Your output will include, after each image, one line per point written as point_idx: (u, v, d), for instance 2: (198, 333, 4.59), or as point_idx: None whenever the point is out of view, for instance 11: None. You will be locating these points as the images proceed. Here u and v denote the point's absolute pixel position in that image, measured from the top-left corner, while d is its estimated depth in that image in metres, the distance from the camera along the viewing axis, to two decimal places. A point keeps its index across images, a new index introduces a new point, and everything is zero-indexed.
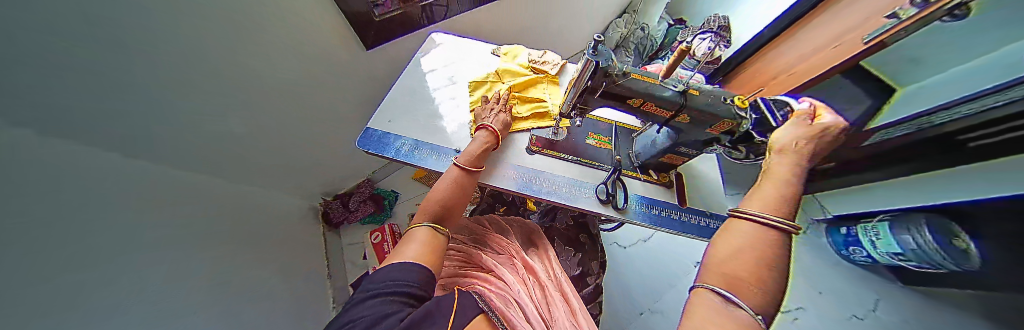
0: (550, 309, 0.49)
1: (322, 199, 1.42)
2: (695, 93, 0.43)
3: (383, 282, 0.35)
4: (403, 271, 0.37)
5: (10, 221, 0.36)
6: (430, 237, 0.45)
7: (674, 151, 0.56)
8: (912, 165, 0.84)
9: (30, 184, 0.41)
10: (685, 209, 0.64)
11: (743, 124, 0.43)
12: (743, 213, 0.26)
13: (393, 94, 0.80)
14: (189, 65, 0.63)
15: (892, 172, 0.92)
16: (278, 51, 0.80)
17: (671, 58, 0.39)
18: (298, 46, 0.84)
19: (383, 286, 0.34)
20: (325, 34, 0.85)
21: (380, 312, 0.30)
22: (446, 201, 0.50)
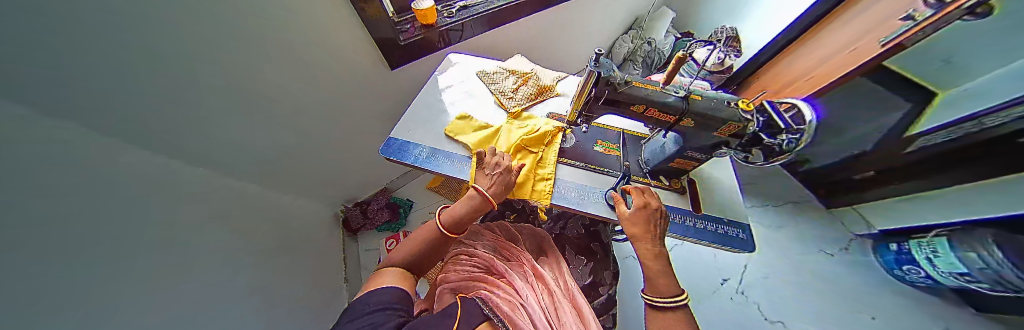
0: (560, 316, 0.48)
1: (343, 207, 1.50)
2: (697, 98, 0.44)
3: (366, 304, 0.40)
4: (380, 295, 0.41)
5: (64, 216, 0.40)
6: (401, 277, 0.49)
7: (683, 156, 0.56)
8: (970, 168, 0.76)
9: (96, 183, 0.48)
10: (699, 216, 0.62)
11: (749, 126, 0.45)
12: (657, 301, 0.41)
13: (412, 108, 0.87)
14: (231, 85, 0.72)
15: (943, 179, 0.84)
16: (313, 74, 0.90)
17: (670, 67, 0.41)
18: (329, 68, 0.94)
19: (367, 308, 0.39)
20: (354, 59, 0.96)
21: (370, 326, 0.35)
22: (416, 255, 0.53)
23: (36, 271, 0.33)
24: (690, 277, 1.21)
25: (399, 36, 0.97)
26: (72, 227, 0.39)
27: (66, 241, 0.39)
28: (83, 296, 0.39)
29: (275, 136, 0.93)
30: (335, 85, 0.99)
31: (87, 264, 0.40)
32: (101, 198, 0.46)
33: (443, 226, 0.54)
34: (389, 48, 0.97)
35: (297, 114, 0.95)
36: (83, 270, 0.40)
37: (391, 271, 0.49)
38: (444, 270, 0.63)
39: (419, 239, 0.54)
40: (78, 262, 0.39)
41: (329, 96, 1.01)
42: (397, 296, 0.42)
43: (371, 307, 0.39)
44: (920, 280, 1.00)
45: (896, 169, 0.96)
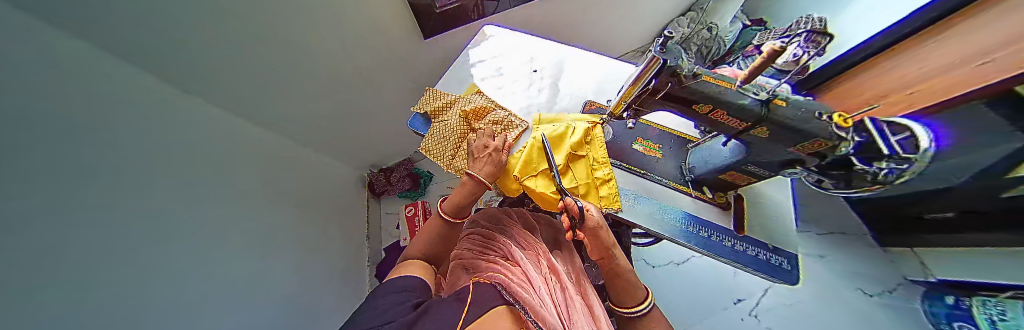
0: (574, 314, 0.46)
1: (369, 171, 1.61)
2: (781, 104, 0.36)
3: (386, 289, 0.41)
4: (401, 281, 0.43)
5: (59, 161, 0.42)
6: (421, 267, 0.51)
7: (741, 170, 0.50)
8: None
9: (97, 123, 0.49)
10: (742, 238, 0.57)
11: (841, 146, 0.36)
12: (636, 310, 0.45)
13: (444, 81, 0.85)
14: (239, 43, 0.70)
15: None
16: (330, 34, 0.88)
17: (758, 61, 0.32)
18: (348, 30, 0.91)
19: (386, 291, 0.40)
20: (386, 23, 0.94)
21: (390, 305, 0.37)
22: (429, 250, 0.57)
23: (9, 219, 0.34)
24: (699, 291, 1.18)
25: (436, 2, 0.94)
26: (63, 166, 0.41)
27: (53, 189, 0.40)
28: (63, 235, 0.40)
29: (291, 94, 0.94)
30: (358, 51, 0.98)
31: (71, 211, 0.43)
32: (92, 141, 0.47)
33: (444, 212, 0.54)
34: (424, 14, 0.95)
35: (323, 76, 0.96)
36: (77, 216, 0.43)
37: (410, 265, 0.50)
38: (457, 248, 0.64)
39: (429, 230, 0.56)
40: (61, 204, 0.41)
41: (355, 61, 1.00)
42: (417, 283, 0.44)
43: (388, 290, 0.41)
44: None
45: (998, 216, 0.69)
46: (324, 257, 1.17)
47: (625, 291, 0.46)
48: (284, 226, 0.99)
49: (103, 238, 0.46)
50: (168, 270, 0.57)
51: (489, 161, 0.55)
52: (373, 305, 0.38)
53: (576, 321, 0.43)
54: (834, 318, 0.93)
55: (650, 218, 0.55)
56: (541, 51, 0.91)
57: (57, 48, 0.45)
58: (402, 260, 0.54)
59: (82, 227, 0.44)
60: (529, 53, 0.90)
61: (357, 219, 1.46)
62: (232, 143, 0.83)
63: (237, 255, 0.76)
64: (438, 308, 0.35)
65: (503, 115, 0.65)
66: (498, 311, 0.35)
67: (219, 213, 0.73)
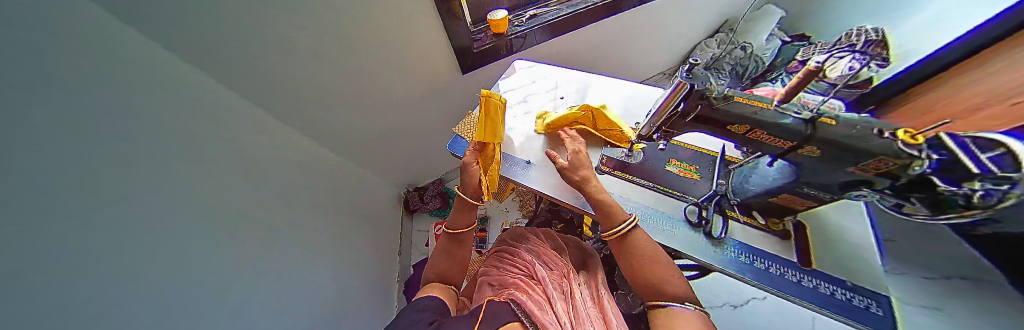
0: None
1: (405, 189, 1.76)
2: (830, 122, 0.34)
3: (410, 311, 0.49)
4: (422, 303, 0.50)
5: (119, 172, 0.47)
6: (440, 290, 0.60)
7: (794, 192, 0.45)
8: None
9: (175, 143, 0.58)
10: (810, 272, 0.49)
11: (914, 165, 0.31)
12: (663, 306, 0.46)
13: (479, 109, 0.94)
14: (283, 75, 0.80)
15: None
16: (376, 67, 1.02)
17: (796, 79, 0.34)
18: (395, 63, 1.06)
19: (413, 312, 0.48)
20: (430, 60, 1.11)
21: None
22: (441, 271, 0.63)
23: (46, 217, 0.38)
24: None
25: (473, 44, 1.10)
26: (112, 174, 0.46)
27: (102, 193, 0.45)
28: (103, 237, 0.45)
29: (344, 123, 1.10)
30: (401, 85, 1.16)
31: (120, 220, 0.47)
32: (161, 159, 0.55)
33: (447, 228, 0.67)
34: (464, 54, 1.10)
35: (372, 105, 1.14)
36: (122, 225, 0.48)
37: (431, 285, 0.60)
38: (485, 264, 0.68)
39: (445, 253, 0.66)
40: (147, 208, 0.52)
41: (396, 94, 1.18)
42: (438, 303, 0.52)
43: (415, 310, 0.49)
44: None
45: None
46: (355, 272, 1.23)
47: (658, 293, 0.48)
48: (327, 236, 1.12)
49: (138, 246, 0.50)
50: (200, 282, 0.61)
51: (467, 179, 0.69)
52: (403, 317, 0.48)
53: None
54: None
55: (694, 228, 0.55)
56: (565, 79, 0.98)
57: (150, 79, 0.54)
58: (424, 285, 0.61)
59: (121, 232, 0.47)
60: (553, 81, 0.97)
61: (392, 235, 1.57)
62: (287, 164, 0.95)
63: (286, 260, 0.88)
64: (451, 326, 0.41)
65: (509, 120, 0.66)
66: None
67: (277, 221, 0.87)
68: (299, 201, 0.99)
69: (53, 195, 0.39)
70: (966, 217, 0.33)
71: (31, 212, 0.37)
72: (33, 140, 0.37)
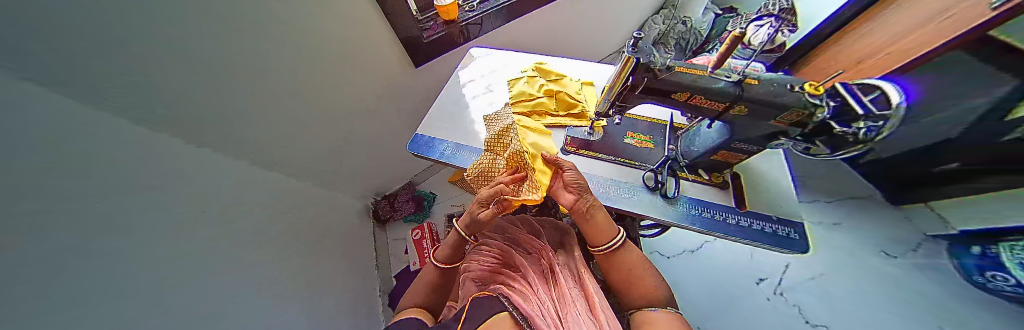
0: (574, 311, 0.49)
1: (373, 199, 1.63)
2: (753, 82, 0.39)
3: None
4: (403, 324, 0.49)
5: (76, 200, 0.39)
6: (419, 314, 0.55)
7: (728, 148, 0.50)
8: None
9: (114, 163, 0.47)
10: (744, 213, 0.57)
11: (817, 113, 0.37)
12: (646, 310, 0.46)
13: (437, 103, 0.87)
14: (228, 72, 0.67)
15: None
16: (325, 60, 0.91)
17: (724, 46, 0.36)
18: (347, 56, 0.96)
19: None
20: (379, 50, 1.00)
21: None
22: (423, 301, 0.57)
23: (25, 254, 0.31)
24: (722, 279, 1.34)
25: (422, 34, 1.02)
26: (71, 200, 0.38)
27: (69, 226, 0.37)
28: (81, 276, 0.37)
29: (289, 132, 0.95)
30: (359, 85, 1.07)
31: (90, 256, 0.39)
32: (106, 184, 0.44)
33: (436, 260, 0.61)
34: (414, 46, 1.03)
35: (330, 112, 1.05)
36: (90, 262, 0.39)
37: (411, 310, 0.55)
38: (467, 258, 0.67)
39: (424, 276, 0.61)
40: (136, 243, 0.47)
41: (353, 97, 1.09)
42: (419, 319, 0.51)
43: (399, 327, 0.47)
44: None
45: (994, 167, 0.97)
46: (339, 293, 1.13)
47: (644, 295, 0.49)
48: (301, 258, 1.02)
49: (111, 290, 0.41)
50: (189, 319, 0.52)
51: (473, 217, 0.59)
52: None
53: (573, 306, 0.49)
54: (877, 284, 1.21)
55: (652, 192, 0.59)
56: (525, 64, 0.95)
57: (80, 86, 0.43)
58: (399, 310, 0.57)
59: (90, 270, 0.39)
60: (513, 67, 0.94)
61: (367, 249, 1.47)
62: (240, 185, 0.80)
63: (273, 287, 0.81)
64: None
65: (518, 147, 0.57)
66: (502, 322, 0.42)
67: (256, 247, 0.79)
68: (269, 227, 0.89)
69: (65, 232, 0.36)
70: (850, 151, 0.42)
71: (50, 246, 0.34)
72: (9, 143, 0.31)
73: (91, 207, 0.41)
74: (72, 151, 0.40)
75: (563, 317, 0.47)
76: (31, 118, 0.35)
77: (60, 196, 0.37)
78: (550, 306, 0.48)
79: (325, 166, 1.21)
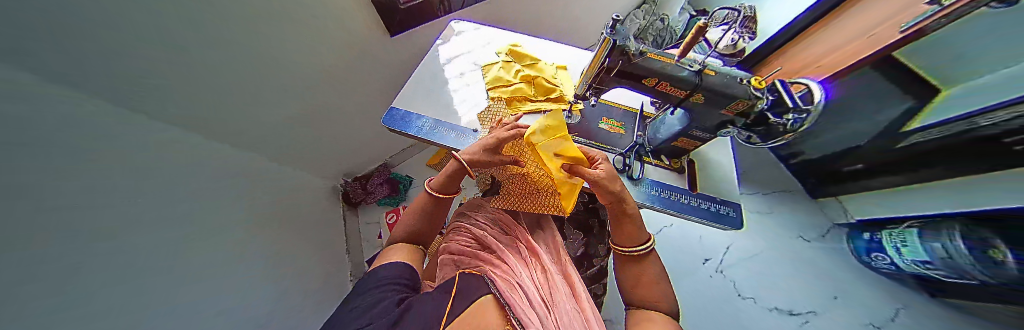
0: (552, 292, 0.52)
1: (343, 180, 1.53)
2: (711, 73, 0.43)
3: (378, 282, 0.44)
4: (389, 272, 0.46)
5: (48, 159, 0.35)
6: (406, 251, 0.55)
7: (687, 135, 0.56)
8: (952, 161, 1.04)
9: (76, 123, 0.41)
10: (696, 195, 0.64)
11: (757, 104, 0.44)
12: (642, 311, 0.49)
13: (415, 77, 0.83)
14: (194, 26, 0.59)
15: (931, 175, 1.14)
16: (297, 21, 0.83)
17: (690, 35, 0.39)
18: (324, 19, 0.88)
19: (379, 282, 0.44)
20: (348, 12, 0.92)
21: (372, 301, 0.40)
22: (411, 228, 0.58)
23: (8, 210, 0.28)
24: (678, 261, 1.55)
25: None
26: (42, 157, 0.34)
27: (43, 186, 0.33)
28: (53, 243, 0.34)
29: (255, 102, 0.86)
30: (331, 54, 0.99)
31: (62, 221, 0.36)
32: (72, 145, 0.40)
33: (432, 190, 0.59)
34: (389, 10, 0.96)
35: (298, 81, 0.96)
36: (61, 228, 0.35)
37: (399, 245, 0.56)
38: (446, 240, 0.69)
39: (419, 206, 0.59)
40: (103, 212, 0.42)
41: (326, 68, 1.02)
42: (404, 270, 0.49)
43: (379, 281, 0.44)
44: (884, 266, 1.39)
45: (894, 164, 1.24)
46: (309, 276, 1.07)
47: (645, 293, 0.50)
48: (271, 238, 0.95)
49: (84, 260, 0.38)
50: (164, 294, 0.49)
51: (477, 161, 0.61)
52: (361, 292, 0.43)
53: (558, 293, 0.51)
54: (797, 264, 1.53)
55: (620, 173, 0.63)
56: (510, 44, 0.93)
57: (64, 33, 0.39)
58: (386, 246, 0.56)
59: (60, 237, 0.35)
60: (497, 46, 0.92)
61: (337, 233, 1.40)
62: (205, 158, 0.72)
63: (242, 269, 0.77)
64: (420, 303, 0.41)
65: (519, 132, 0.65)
66: (486, 301, 0.41)
67: (223, 225, 0.74)
68: (235, 203, 0.82)
69: (45, 194, 0.34)
70: (782, 141, 0.49)
71: (29, 205, 0.31)
72: None
73: (61, 169, 0.37)
74: (39, 104, 0.36)
75: (548, 300, 0.49)
76: (7, 65, 0.32)
77: (34, 152, 0.33)
78: (531, 286, 0.50)
79: (292, 143, 1.11)
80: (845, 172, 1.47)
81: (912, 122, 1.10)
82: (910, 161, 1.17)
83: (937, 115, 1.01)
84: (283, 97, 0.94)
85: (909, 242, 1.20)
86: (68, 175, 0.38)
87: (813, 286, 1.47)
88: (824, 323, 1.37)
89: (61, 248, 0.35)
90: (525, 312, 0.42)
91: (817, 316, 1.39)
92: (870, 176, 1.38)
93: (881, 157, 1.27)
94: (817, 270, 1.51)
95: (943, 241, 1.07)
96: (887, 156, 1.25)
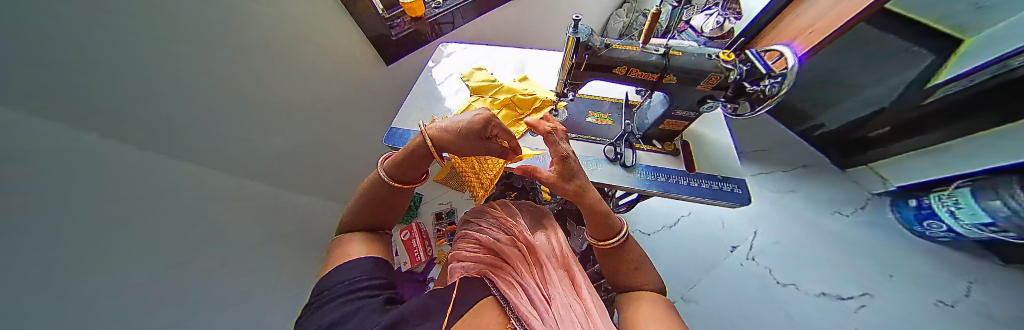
0: (549, 288, 0.51)
1: None
2: (677, 54, 0.45)
3: (347, 285, 0.42)
4: (357, 271, 0.45)
5: (57, 208, 0.39)
6: (365, 239, 0.54)
7: (672, 116, 0.56)
8: (989, 114, 0.96)
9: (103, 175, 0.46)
10: (693, 175, 0.63)
11: (729, 77, 0.46)
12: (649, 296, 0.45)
13: (411, 98, 0.89)
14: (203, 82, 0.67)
15: (965, 128, 1.05)
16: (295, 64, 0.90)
17: (647, 24, 0.41)
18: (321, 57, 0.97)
19: (346, 287, 0.42)
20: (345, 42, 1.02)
21: (348, 310, 0.39)
22: (363, 214, 0.56)
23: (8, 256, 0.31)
24: (700, 249, 1.47)
25: (391, 32, 1.10)
26: (52, 204, 0.38)
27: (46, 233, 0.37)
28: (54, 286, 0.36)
29: (269, 142, 0.94)
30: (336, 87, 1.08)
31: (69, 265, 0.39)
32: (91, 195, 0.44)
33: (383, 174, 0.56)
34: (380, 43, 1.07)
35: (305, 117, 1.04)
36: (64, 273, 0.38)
37: (356, 235, 0.55)
38: (454, 248, 0.71)
39: (373, 190, 0.56)
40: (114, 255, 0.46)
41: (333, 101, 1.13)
42: (373, 265, 0.48)
43: (345, 288, 0.42)
44: (941, 235, 1.25)
45: (925, 121, 1.15)
46: None
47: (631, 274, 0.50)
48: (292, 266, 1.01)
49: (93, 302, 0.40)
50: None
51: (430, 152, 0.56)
52: (325, 303, 0.40)
53: (556, 288, 0.50)
54: (832, 240, 1.41)
55: (613, 163, 0.64)
56: (499, 58, 1.00)
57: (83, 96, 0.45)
58: (335, 238, 0.55)
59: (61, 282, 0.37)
60: (487, 61, 0.99)
61: None
62: None
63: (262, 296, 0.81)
64: (408, 308, 0.42)
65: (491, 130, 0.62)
66: (487, 303, 0.46)
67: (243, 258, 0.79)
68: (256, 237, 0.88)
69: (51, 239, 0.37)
70: (765, 109, 0.48)
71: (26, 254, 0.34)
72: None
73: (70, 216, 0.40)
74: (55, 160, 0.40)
75: (547, 294, 0.49)
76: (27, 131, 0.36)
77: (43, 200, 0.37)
78: (530, 281, 0.51)
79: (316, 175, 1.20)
80: (872, 137, 1.38)
81: (936, 75, 1.05)
82: (943, 112, 1.08)
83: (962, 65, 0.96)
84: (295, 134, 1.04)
85: (961, 205, 1.08)
86: (80, 223, 0.41)
87: (858, 262, 1.34)
88: (880, 304, 1.23)
89: (70, 287, 0.38)
90: (522, 308, 0.43)
91: (873, 299, 1.25)
92: (900, 138, 1.29)
93: (905, 113, 1.19)
94: (860, 244, 1.38)
95: (1007, 199, 0.92)
96: (913, 111, 1.16)
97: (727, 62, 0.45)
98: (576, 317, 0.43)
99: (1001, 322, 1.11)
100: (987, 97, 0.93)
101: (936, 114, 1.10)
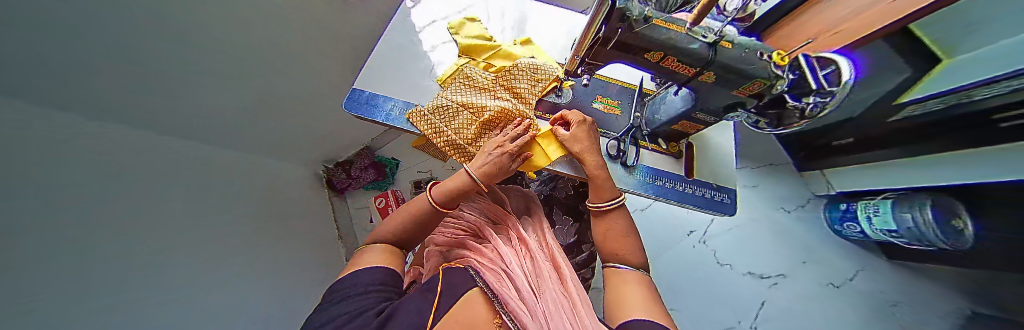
0: (539, 279, 0.46)
1: (324, 167, 1.52)
2: (726, 45, 0.36)
3: (360, 287, 0.38)
4: (370, 276, 0.41)
5: None
6: (385, 252, 0.48)
7: (689, 118, 0.50)
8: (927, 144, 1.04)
9: None
10: (690, 181, 0.60)
11: (776, 85, 0.38)
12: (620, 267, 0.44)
13: (379, 50, 0.71)
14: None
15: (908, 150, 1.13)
16: None
17: (703, 4, 0.29)
18: None
19: (359, 289, 0.38)
20: None
21: (355, 311, 0.34)
22: (402, 231, 0.51)
23: None
24: (663, 233, 1.60)
25: None
26: None
27: None
28: None
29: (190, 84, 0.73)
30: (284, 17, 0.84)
31: None
32: None
33: (436, 202, 0.50)
34: None
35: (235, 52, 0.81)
36: None
37: (379, 245, 0.49)
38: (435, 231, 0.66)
39: (414, 214, 0.51)
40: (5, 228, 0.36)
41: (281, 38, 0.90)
42: (386, 275, 0.42)
43: (358, 289, 0.38)
44: (853, 233, 1.48)
45: (873, 136, 1.23)
46: (292, 261, 1.07)
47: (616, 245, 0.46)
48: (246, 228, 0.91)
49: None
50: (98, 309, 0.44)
51: (486, 160, 0.51)
52: (337, 301, 0.36)
53: (546, 281, 0.45)
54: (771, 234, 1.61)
55: (613, 160, 0.58)
56: (494, 7, 0.80)
57: None
58: (363, 247, 0.49)
59: None
60: (480, 9, 0.79)
61: (323, 217, 1.38)
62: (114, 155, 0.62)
63: (203, 263, 0.73)
64: (403, 310, 0.36)
65: (503, 106, 0.57)
66: (474, 295, 0.39)
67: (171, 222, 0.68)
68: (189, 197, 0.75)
69: None
70: (791, 126, 0.45)
71: None
72: None
73: None
74: None
75: (536, 286, 0.44)
76: None
77: None
78: (519, 270, 0.47)
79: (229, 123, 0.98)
80: (833, 145, 1.45)
81: (910, 91, 1.04)
82: (896, 132, 1.13)
83: (934, 88, 0.93)
84: (217, 78, 0.83)
85: (880, 212, 1.26)
86: None
87: (785, 252, 1.56)
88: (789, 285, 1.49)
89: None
90: (510, 298, 0.39)
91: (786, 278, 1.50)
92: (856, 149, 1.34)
93: (860, 129, 1.27)
94: (792, 238, 1.60)
95: (913, 213, 1.12)
96: (879, 128, 1.18)
97: (779, 67, 0.36)
98: (563, 313, 0.38)
99: (862, 301, 1.44)
100: (934, 128, 0.98)
101: (887, 134, 1.17)
